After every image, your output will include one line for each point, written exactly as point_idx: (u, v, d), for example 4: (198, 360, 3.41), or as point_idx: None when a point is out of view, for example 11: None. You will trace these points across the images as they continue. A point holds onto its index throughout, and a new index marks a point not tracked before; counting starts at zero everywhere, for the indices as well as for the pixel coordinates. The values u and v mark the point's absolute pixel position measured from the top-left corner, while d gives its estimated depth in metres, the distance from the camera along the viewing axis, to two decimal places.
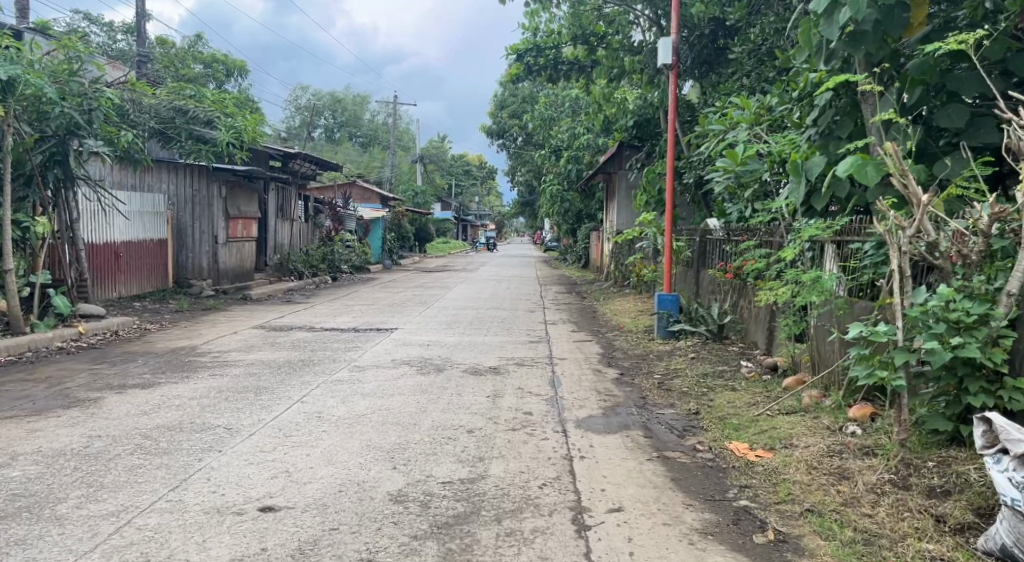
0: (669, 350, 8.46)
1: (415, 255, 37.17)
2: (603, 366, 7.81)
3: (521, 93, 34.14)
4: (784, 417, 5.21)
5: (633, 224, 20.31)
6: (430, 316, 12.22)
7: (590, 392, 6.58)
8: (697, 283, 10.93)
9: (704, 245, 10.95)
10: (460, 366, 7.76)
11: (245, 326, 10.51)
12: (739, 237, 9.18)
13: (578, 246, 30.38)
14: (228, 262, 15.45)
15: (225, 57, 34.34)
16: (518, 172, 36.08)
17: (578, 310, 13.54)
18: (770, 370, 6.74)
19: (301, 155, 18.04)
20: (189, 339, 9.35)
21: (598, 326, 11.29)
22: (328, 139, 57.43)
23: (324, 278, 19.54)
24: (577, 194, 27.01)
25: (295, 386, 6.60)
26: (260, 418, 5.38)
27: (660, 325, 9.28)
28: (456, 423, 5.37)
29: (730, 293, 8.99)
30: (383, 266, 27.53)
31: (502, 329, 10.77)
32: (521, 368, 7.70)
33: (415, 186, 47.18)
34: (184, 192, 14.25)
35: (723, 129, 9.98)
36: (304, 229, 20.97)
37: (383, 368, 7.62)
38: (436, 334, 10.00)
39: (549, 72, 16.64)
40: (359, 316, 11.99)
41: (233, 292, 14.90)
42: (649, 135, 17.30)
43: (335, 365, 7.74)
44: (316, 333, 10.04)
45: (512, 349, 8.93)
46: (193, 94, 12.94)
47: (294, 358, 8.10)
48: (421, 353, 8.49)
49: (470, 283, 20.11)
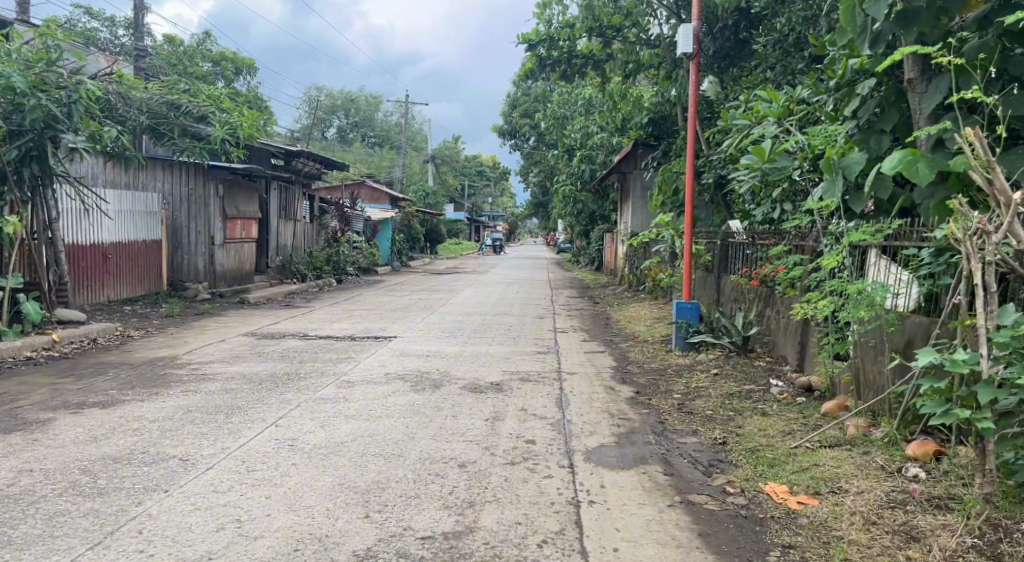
0: (688, 364, 7.72)
1: (425, 257, 36.58)
2: (616, 383, 7.09)
3: (533, 92, 33.49)
4: (827, 451, 4.49)
5: (649, 226, 19.58)
6: (433, 323, 11.54)
7: (600, 415, 5.87)
8: (718, 290, 10.19)
9: (725, 249, 10.21)
10: (459, 381, 7.09)
11: (234, 334, 9.87)
12: (765, 241, 8.44)
13: (591, 248, 29.68)
14: (225, 264, 14.85)
15: (234, 56, 34.01)
16: (531, 173, 35.42)
17: (590, 317, 12.81)
18: (804, 391, 6.02)
19: (305, 154, 17.46)
20: (172, 347, 8.73)
21: (611, 335, 10.58)
22: (340, 139, 57.00)
23: (329, 280, 18.93)
24: (590, 195, 26.31)
25: (272, 405, 5.93)
26: (224, 447, 4.72)
27: (678, 332, 8.55)
28: (447, 454, 4.68)
29: (756, 303, 8.27)
30: (391, 268, 26.92)
31: (508, 339, 10.07)
32: (526, 384, 6.99)
33: (427, 187, 46.66)
34: (180, 191, 13.65)
35: (748, 124, 9.23)
36: (309, 229, 20.39)
37: (374, 383, 6.96)
38: (436, 344, 9.31)
39: (562, 67, 15.66)
40: (359, 323, 11.35)
41: (231, 295, 14.29)
42: (666, 133, 16.75)
43: (323, 380, 7.06)
44: (308, 342, 9.39)
45: (517, 361, 8.24)
46: (186, 88, 12.33)
47: (280, 371, 7.45)
48: (418, 366, 7.80)
49: (478, 286, 19.41)
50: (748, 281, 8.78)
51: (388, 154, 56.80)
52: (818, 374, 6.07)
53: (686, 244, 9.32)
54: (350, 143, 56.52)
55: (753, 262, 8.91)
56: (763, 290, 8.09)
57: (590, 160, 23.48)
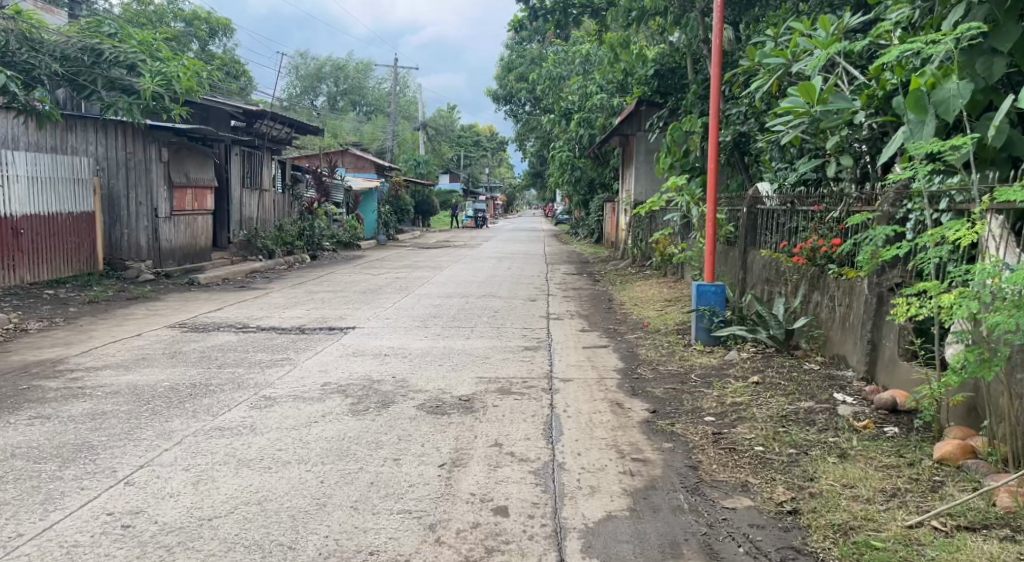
0: (717, 368, 5.98)
1: (416, 230, 34.79)
2: (626, 397, 5.37)
3: (528, 53, 31.40)
4: (980, 545, 2.81)
5: (654, 194, 17.77)
6: (405, 308, 9.81)
7: (605, 454, 4.13)
8: (744, 269, 8.44)
9: (753, 218, 8.43)
10: (417, 397, 5.36)
11: (157, 325, 8.13)
12: (811, 207, 6.69)
13: (590, 220, 27.81)
14: (174, 240, 13.01)
15: (208, 16, 32.17)
16: (527, 140, 33.50)
17: (589, 299, 11.06)
18: (885, 416, 4.31)
19: (269, 114, 15.75)
20: (66, 345, 6.98)
21: (615, 322, 8.86)
22: (329, 107, 54.79)
23: (301, 256, 17.16)
24: (589, 162, 24.44)
25: (141, 442, 4.16)
26: (12, 535, 3.01)
27: (697, 318, 6.90)
28: (364, 545, 2.99)
29: (798, 286, 6.56)
30: (376, 242, 25.13)
31: (491, 329, 8.33)
32: (506, 402, 5.26)
33: (418, 156, 44.73)
34: (113, 154, 11.78)
35: (784, 63, 7.50)
36: (281, 200, 18.59)
37: (303, 399, 5.23)
38: (403, 339, 7.57)
39: (556, 18, 14.04)
40: (319, 309, 9.63)
41: (180, 276, 12.53)
42: (673, 90, 15.00)
43: (236, 395, 5.31)
44: (243, 337, 7.64)
45: (497, 364, 6.50)
46: (112, 32, 10.68)
47: (185, 381, 5.71)
48: (371, 374, 6.07)
49: (467, 262, 17.66)
50: (788, 257, 7.04)
51: (378, 123, 54.67)
52: (907, 389, 4.37)
53: (709, 210, 7.52)
54: (339, 111, 54.40)
55: (794, 235, 7.14)
56: (809, 270, 6.37)
57: (589, 124, 21.70)
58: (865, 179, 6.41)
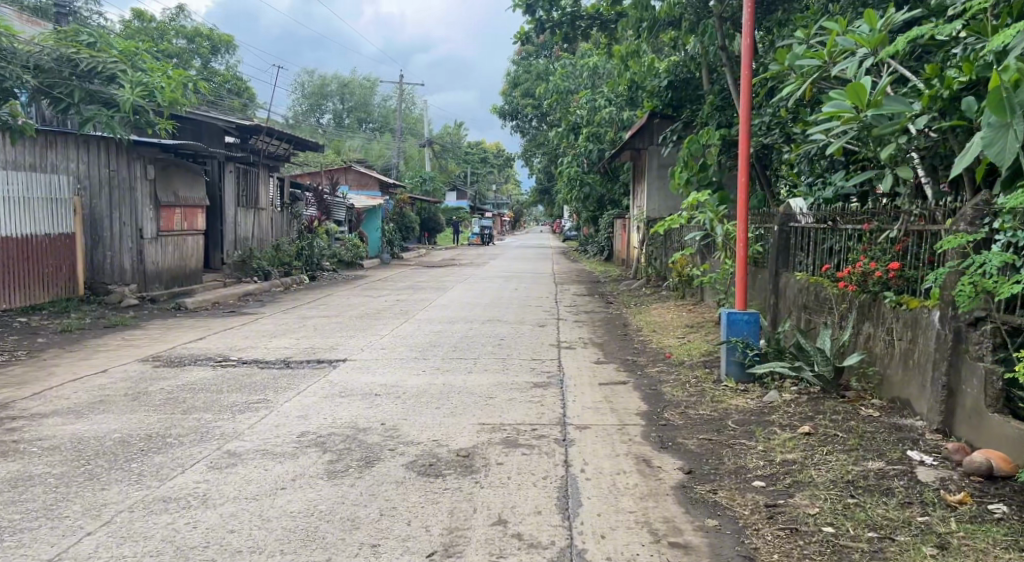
0: (758, 414, 5.17)
1: (421, 248, 34.07)
2: (653, 452, 4.57)
3: (535, 68, 30.79)
4: None
5: (667, 210, 16.98)
6: (404, 336, 9.04)
7: (637, 536, 3.35)
8: (776, 293, 7.65)
9: (785, 237, 7.64)
10: (409, 452, 4.57)
11: (128, 358, 7.37)
12: (860, 226, 5.91)
13: (600, 237, 27.02)
14: (161, 262, 12.23)
15: (211, 33, 31.67)
16: (534, 157, 32.85)
17: (603, 323, 10.27)
18: (982, 488, 3.55)
19: (264, 129, 15.13)
20: (21, 384, 6.21)
21: (634, 352, 8.05)
22: (334, 125, 54.30)
23: (300, 277, 16.42)
24: (598, 177, 23.72)
25: (61, 524, 3.37)
26: None
27: (727, 351, 6.23)
28: None
29: (845, 316, 5.75)
30: (379, 261, 24.40)
31: (497, 361, 7.55)
32: (511, 458, 4.46)
33: (424, 173, 44.12)
34: (95, 172, 11.08)
35: (819, 65, 6.75)
36: (280, 218, 17.90)
37: (274, 455, 4.45)
38: (398, 375, 6.79)
39: (563, 31, 13.09)
40: (310, 338, 8.86)
41: (167, 301, 11.78)
42: (688, 101, 14.25)
43: (195, 449, 4.51)
44: (220, 372, 6.86)
45: (503, 406, 5.71)
46: (90, 42, 10.00)
47: (141, 429, 4.92)
48: (357, 420, 5.28)
49: (473, 282, 16.88)
50: (832, 283, 6.23)
51: (384, 140, 54.21)
52: (1006, 453, 3.64)
53: (739, 229, 6.70)
54: (344, 128, 53.93)
55: (840, 258, 6.34)
56: (858, 298, 5.56)
57: (597, 139, 21.02)
58: (923, 194, 5.65)
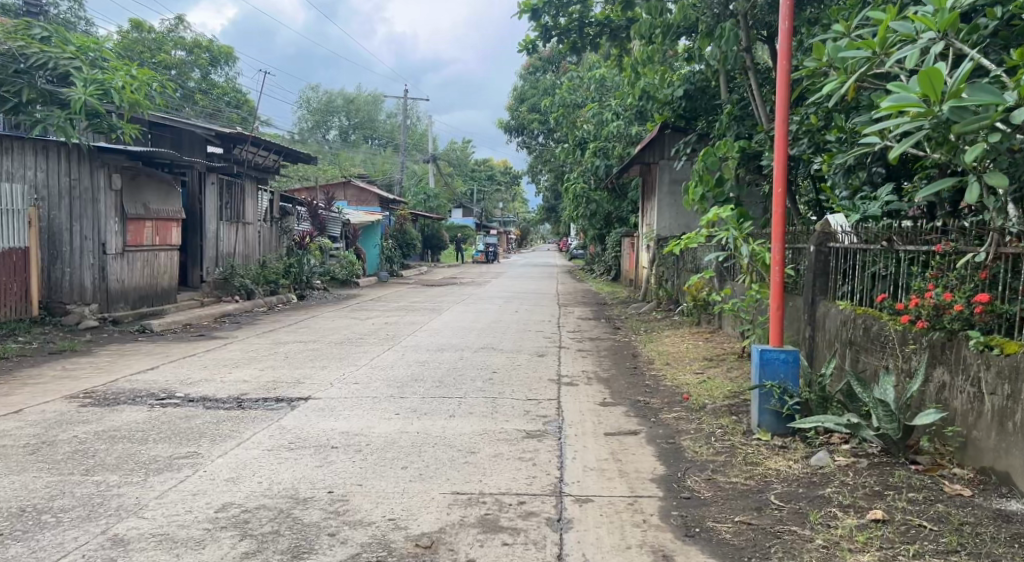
0: (808, 486, 4.08)
1: (423, 266, 33.03)
2: (674, 542, 3.50)
3: (541, 83, 29.95)
4: None
5: (678, 228, 15.91)
6: (383, 368, 7.95)
7: None
8: (812, 324, 6.58)
9: (825, 259, 6.56)
10: (356, 540, 3.50)
11: (52, 396, 6.27)
12: (929, 247, 4.84)
13: (607, 256, 25.94)
14: (128, 280, 11.14)
15: (210, 44, 30.47)
16: (541, 174, 31.92)
17: (611, 353, 9.17)
18: None
19: (248, 139, 14.16)
20: None
21: (646, 390, 6.95)
22: (340, 141, 53.53)
23: (287, 297, 15.43)
24: (605, 194, 22.74)
25: None
26: None
27: (760, 399, 5.22)
28: None
29: (910, 359, 4.67)
30: (376, 279, 23.35)
31: (485, 400, 6.45)
32: (488, 552, 3.38)
33: (428, 190, 43.16)
34: (54, 181, 10.08)
35: (868, 57, 5.69)
36: (269, 233, 16.92)
37: (174, 544, 3.37)
38: (364, 421, 5.70)
39: (572, 39, 12.11)
40: (276, 369, 7.79)
41: (132, 323, 10.74)
42: (703, 111, 13.22)
43: (71, 535, 3.43)
44: (156, 414, 5.78)
45: (486, 467, 4.62)
46: (43, 36, 9.00)
47: (14, 501, 3.83)
48: (299, 486, 4.20)
49: (471, 303, 15.84)
50: (890, 317, 5.15)
51: (389, 156, 53.38)
52: None
53: (776, 249, 5.57)
54: (349, 144, 53.11)
55: (900, 287, 5.27)
56: (927, 337, 4.48)
57: (605, 154, 20.02)
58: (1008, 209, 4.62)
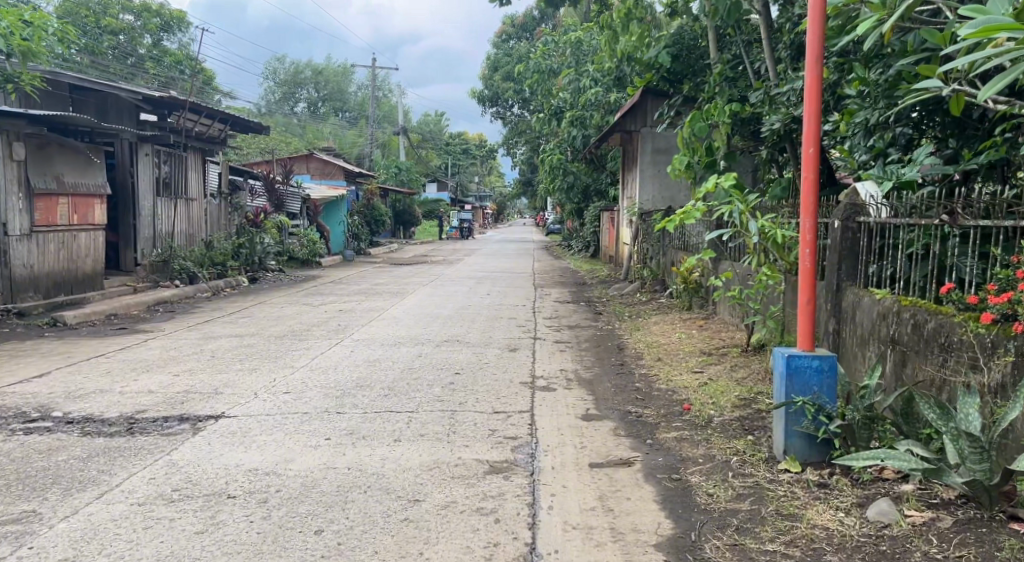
0: None
1: (395, 243, 31.62)
2: None
3: (515, 50, 28.34)
4: None
5: (662, 201, 14.66)
6: (324, 370, 6.67)
7: None
8: (839, 316, 5.38)
9: (854, 236, 5.32)
10: None
11: None
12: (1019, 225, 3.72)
13: (586, 231, 24.70)
14: (38, 265, 9.68)
15: (161, 8, 28.43)
16: (517, 146, 30.49)
17: (594, 345, 7.95)
18: None
19: (186, 105, 12.68)
20: None
21: (637, 397, 5.75)
22: (308, 114, 51.47)
23: (238, 281, 14.07)
24: (583, 165, 21.43)
25: None
26: None
27: (787, 419, 4.06)
28: None
29: (1001, 374, 3.52)
30: (341, 258, 21.94)
31: (441, 416, 5.20)
32: None
33: (399, 164, 41.57)
34: None
35: None
36: (217, 211, 15.47)
37: None
38: (281, 452, 4.43)
39: None
40: (194, 374, 6.49)
41: (43, 314, 9.35)
42: (691, 71, 11.89)
43: None
44: (9, 446, 4.47)
45: (428, 527, 3.40)
46: None
47: None
48: None
49: (438, 285, 14.56)
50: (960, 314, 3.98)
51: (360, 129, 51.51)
52: None
53: (805, 224, 4.29)
54: (318, 117, 51.13)
55: (969, 273, 4.13)
56: None
57: (582, 124, 18.66)
58: None
